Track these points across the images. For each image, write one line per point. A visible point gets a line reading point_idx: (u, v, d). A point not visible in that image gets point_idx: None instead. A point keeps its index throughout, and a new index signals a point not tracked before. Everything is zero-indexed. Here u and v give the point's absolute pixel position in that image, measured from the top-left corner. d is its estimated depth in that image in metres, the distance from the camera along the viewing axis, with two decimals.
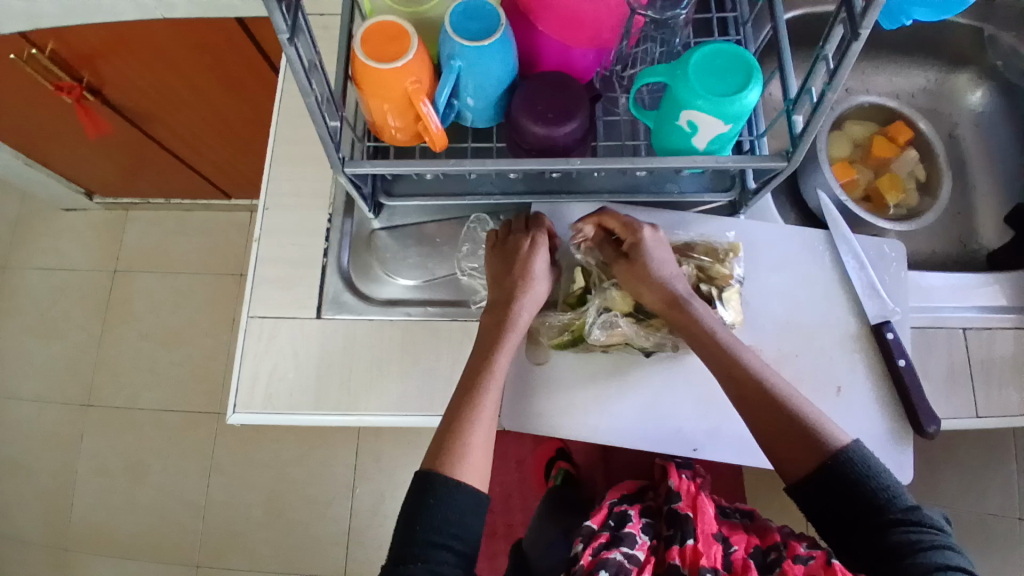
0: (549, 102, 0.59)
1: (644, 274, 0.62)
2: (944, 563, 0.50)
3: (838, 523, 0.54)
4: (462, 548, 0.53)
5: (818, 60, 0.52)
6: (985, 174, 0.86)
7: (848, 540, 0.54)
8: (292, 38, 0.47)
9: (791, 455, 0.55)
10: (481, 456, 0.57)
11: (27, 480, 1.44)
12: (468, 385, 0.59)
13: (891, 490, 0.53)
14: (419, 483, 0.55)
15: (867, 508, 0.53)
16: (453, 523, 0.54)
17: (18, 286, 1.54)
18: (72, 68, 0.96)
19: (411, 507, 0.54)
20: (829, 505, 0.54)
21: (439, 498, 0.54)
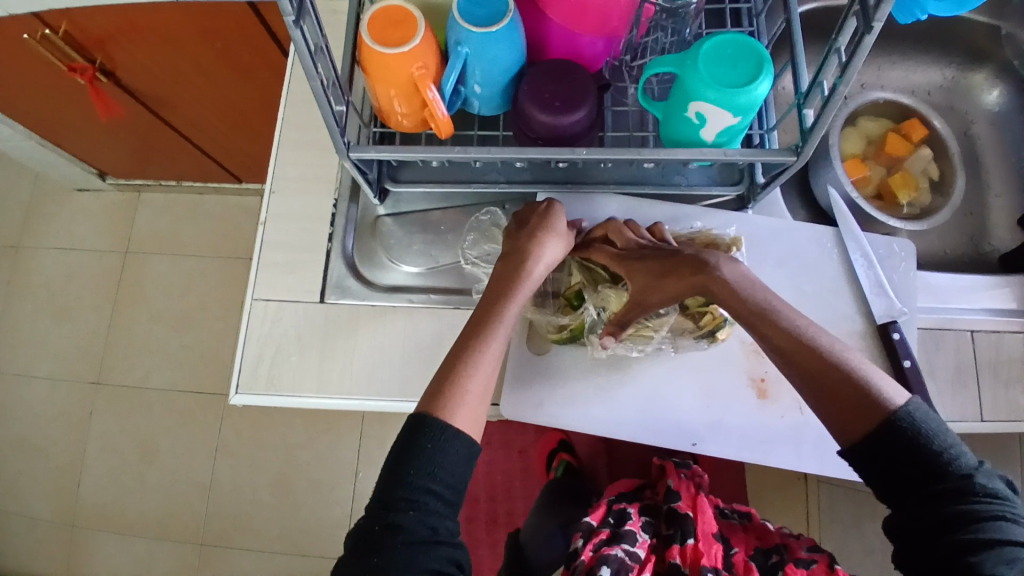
0: (556, 90, 0.59)
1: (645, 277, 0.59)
2: (1006, 541, 0.42)
3: (885, 485, 0.46)
4: (451, 498, 0.50)
5: (832, 52, 0.51)
6: (1000, 174, 0.85)
7: (893, 505, 0.47)
8: (297, 21, 0.47)
9: (845, 409, 0.47)
10: (478, 402, 0.53)
11: (38, 455, 1.47)
12: (472, 331, 0.56)
13: (955, 455, 0.45)
14: (412, 426, 0.51)
15: (921, 471, 0.45)
16: (445, 471, 0.50)
17: (32, 266, 1.56)
18: (85, 50, 0.96)
19: (400, 452, 0.50)
20: (880, 466, 0.46)
21: (436, 444, 0.50)
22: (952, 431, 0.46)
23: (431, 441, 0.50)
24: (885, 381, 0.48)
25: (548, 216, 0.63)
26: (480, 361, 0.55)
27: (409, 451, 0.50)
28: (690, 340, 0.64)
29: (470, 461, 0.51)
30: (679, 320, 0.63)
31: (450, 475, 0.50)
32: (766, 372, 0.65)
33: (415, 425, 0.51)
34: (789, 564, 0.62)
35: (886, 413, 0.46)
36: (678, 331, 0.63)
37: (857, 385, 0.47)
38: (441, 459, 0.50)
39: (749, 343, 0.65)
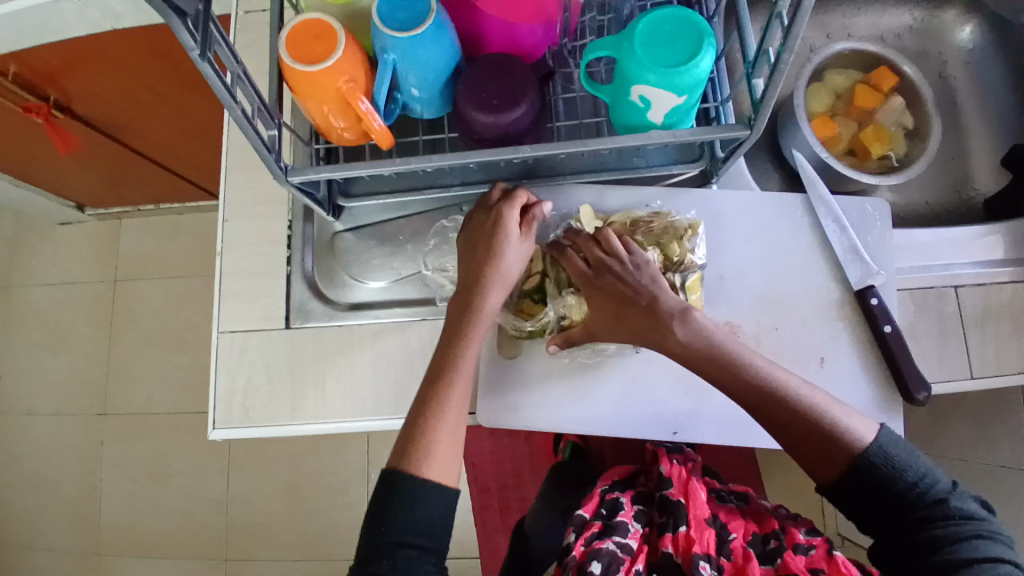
0: (494, 88, 0.56)
1: (615, 301, 0.58)
2: (980, 557, 0.50)
3: (867, 517, 0.55)
4: (428, 546, 0.52)
5: (773, 18, 0.48)
6: (980, 116, 0.81)
7: (876, 534, 0.55)
8: (204, 53, 0.45)
9: (824, 462, 0.54)
10: (447, 459, 0.54)
11: (55, 488, 1.50)
12: (436, 381, 0.57)
13: (924, 485, 0.53)
14: (385, 483, 0.53)
15: (895, 503, 0.53)
16: (419, 523, 0.52)
17: (24, 303, 1.57)
18: (36, 88, 0.94)
19: (378, 507, 0.53)
20: (859, 504, 0.55)
21: (406, 499, 0.52)
22: (919, 462, 0.54)
23: (403, 497, 0.52)
24: (851, 423, 0.55)
25: (500, 236, 0.59)
26: (445, 421, 0.55)
27: (385, 506, 0.52)
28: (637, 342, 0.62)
29: (447, 508, 0.54)
30: None
31: (426, 526, 0.52)
32: None
33: (387, 480, 0.53)
34: (788, 551, 0.60)
35: (857, 460, 0.53)
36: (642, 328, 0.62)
37: (831, 436, 0.54)
38: (415, 514, 0.52)
39: (722, 323, 0.64)
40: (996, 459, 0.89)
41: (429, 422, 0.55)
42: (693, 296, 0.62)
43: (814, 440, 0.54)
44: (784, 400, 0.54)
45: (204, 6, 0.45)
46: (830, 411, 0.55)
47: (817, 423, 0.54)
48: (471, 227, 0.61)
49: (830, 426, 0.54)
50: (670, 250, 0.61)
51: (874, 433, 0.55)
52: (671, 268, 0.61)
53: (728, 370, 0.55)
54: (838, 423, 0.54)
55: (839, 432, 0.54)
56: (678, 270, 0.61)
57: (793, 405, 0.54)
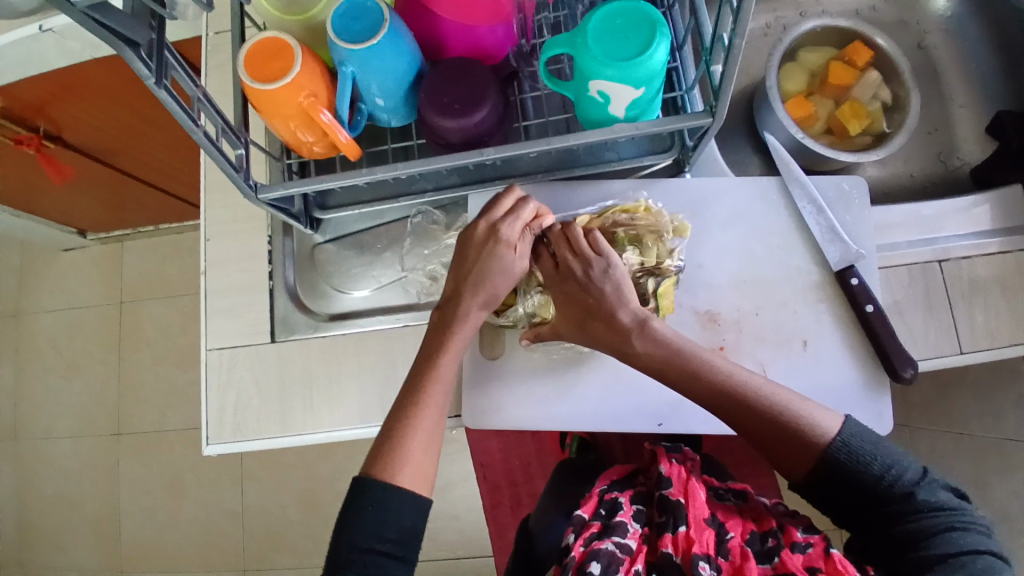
0: (454, 92, 0.56)
1: (583, 314, 0.57)
2: (957, 552, 0.50)
3: (842, 514, 0.55)
4: (399, 551, 0.52)
5: (724, 4, 0.47)
6: (961, 83, 0.80)
7: (854, 528, 0.56)
8: (161, 80, 0.45)
9: (791, 462, 0.55)
10: (425, 462, 0.55)
11: (75, 510, 1.53)
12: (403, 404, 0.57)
13: (895, 479, 0.53)
14: (355, 490, 0.53)
15: (867, 498, 0.54)
16: (389, 528, 0.52)
17: (36, 331, 1.60)
18: (26, 121, 0.96)
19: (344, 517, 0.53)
20: (833, 501, 0.55)
21: (376, 503, 0.52)
22: (890, 455, 0.54)
23: (372, 498, 0.53)
24: (817, 418, 0.55)
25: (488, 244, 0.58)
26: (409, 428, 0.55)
27: (353, 513, 0.52)
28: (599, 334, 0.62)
29: (417, 513, 0.54)
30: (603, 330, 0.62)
31: (395, 529, 0.53)
32: (725, 340, 0.63)
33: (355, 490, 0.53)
34: (786, 550, 0.59)
35: (824, 459, 0.54)
36: None
37: (800, 437, 0.54)
38: (385, 517, 0.52)
39: (703, 312, 0.64)
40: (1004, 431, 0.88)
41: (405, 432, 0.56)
42: (665, 300, 0.61)
43: (782, 442, 0.55)
44: (752, 398, 0.55)
45: (157, 35, 0.46)
46: (797, 409, 0.55)
47: (784, 421, 0.54)
48: (466, 235, 0.60)
49: (797, 427, 0.54)
50: (649, 254, 0.59)
51: (840, 428, 0.55)
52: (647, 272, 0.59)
53: (698, 377, 0.56)
54: (802, 419, 0.55)
55: (805, 431, 0.54)
56: (654, 275, 0.59)
57: (759, 404, 0.55)
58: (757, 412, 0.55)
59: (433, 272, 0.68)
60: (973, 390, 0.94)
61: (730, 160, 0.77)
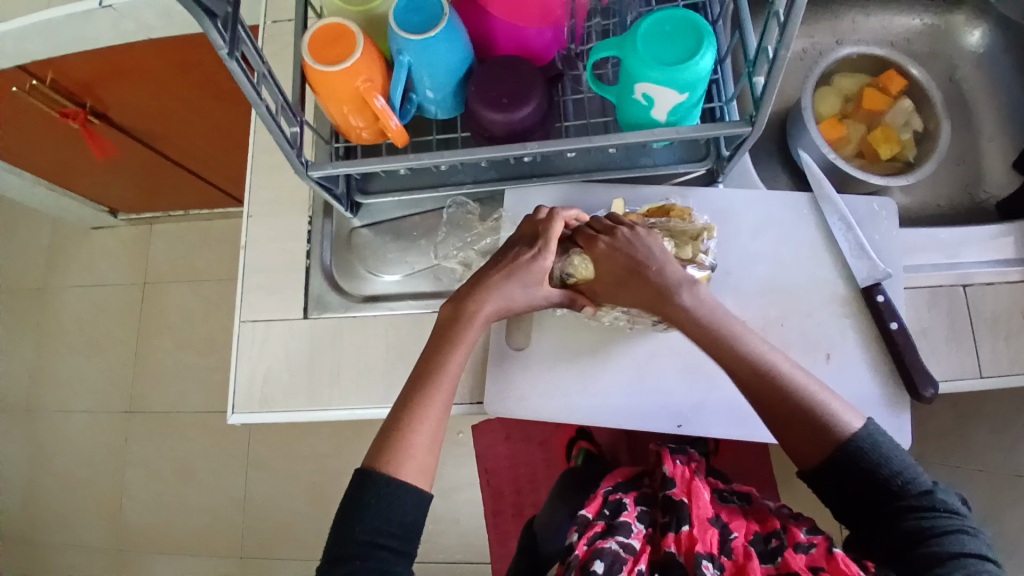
0: (503, 87, 0.59)
1: (631, 275, 0.60)
2: (965, 552, 0.51)
3: (851, 509, 0.55)
4: (400, 546, 0.54)
5: (771, 17, 0.49)
6: (992, 117, 0.82)
7: (859, 524, 0.56)
8: (233, 52, 0.48)
9: (805, 449, 0.55)
10: (426, 454, 0.56)
11: (82, 485, 1.55)
12: (409, 400, 0.58)
13: (907, 476, 0.54)
14: (359, 483, 0.55)
15: (878, 492, 0.54)
16: (391, 522, 0.54)
17: (60, 306, 1.64)
18: (73, 96, 1.00)
19: (345, 514, 0.54)
20: (843, 495, 0.55)
21: (380, 499, 0.54)
22: (900, 452, 0.55)
23: (376, 494, 0.54)
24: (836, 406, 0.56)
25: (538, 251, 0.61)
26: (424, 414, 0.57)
27: (354, 509, 0.53)
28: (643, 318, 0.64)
29: (419, 509, 0.55)
30: None
31: (397, 525, 0.54)
32: None
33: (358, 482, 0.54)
34: (789, 550, 0.58)
35: (840, 449, 0.54)
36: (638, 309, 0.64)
37: (817, 425, 0.55)
38: (390, 512, 0.54)
39: None
40: None
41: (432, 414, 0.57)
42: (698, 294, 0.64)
43: (801, 425, 0.55)
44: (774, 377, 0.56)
45: (233, 10, 0.48)
46: (816, 394, 0.56)
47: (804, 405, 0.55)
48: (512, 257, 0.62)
49: (816, 415, 0.55)
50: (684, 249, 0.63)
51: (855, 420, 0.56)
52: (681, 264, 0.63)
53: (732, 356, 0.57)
54: (821, 406, 0.55)
55: (823, 419, 0.55)
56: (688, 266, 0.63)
57: (780, 384, 0.56)
58: (780, 397, 0.55)
59: (466, 259, 0.71)
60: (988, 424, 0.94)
61: (760, 176, 0.79)
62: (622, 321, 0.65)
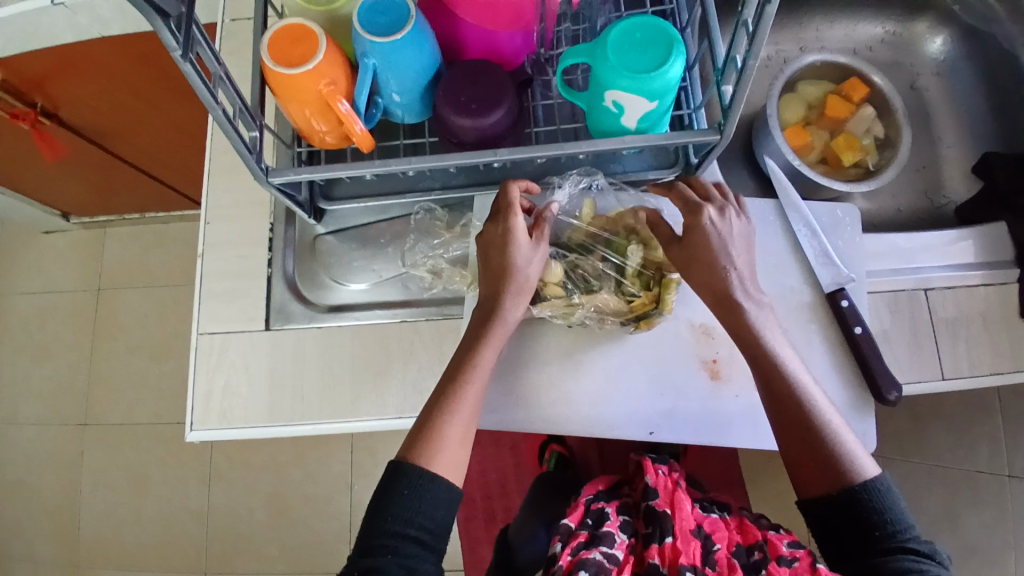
0: (473, 92, 0.58)
1: (698, 262, 0.58)
2: None
3: (836, 540, 0.55)
4: (431, 541, 0.52)
5: (740, 26, 0.49)
6: (950, 124, 0.85)
7: (838, 563, 0.55)
8: (187, 54, 0.46)
9: (810, 476, 0.55)
10: (457, 452, 0.55)
11: (31, 500, 1.47)
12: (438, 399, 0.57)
13: (897, 521, 0.53)
14: (392, 474, 0.54)
15: (864, 528, 0.54)
16: (422, 516, 0.52)
17: (7, 312, 1.55)
18: (24, 95, 0.94)
19: (379, 502, 0.53)
20: (830, 526, 0.55)
21: (412, 490, 0.53)
22: (894, 495, 0.54)
23: (407, 486, 0.53)
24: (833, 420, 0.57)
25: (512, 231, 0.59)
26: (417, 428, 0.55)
27: (387, 498, 0.53)
28: (613, 321, 0.64)
29: (451, 505, 0.54)
30: (611, 301, 0.62)
31: (431, 519, 0.53)
32: (717, 354, 0.65)
33: (391, 475, 0.54)
34: (771, 563, 0.58)
35: (839, 479, 0.54)
36: (605, 309, 0.62)
37: (826, 453, 0.55)
38: (418, 503, 0.52)
39: (698, 325, 0.66)
40: (976, 463, 0.91)
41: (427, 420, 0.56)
42: (668, 295, 0.62)
43: (795, 430, 0.56)
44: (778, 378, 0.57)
45: (188, 9, 0.45)
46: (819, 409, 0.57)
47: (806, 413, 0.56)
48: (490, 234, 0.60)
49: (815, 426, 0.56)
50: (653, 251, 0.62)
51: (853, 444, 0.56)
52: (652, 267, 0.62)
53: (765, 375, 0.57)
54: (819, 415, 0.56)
55: (831, 449, 0.55)
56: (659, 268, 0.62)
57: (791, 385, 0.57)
58: (797, 420, 0.56)
59: (436, 265, 0.68)
60: (946, 422, 0.97)
61: (729, 181, 0.79)
62: (593, 325, 0.65)
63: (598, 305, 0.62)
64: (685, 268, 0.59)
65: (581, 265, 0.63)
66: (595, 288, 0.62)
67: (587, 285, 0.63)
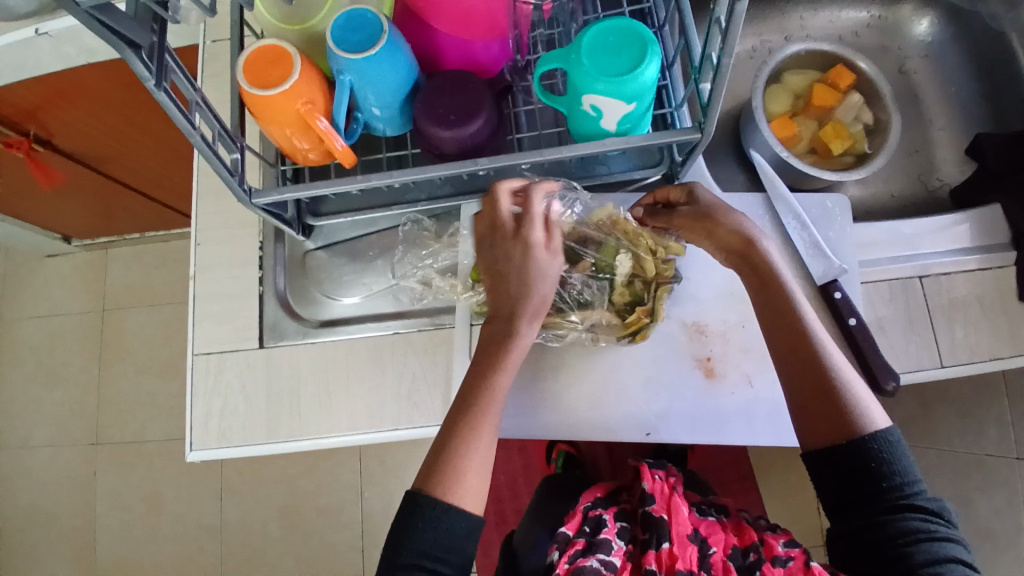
0: (451, 103, 0.58)
1: (709, 218, 0.60)
2: (941, 554, 0.49)
3: (841, 495, 0.53)
4: (452, 570, 0.51)
5: (713, 24, 0.49)
6: (940, 106, 0.84)
7: (840, 517, 0.54)
8: (161, 83, 0.46)
9: (820, 424, 0.54)
10: (477, 476, 0.54)
11: (48, 522, 1.49)
12: (454, 422, 0.55)
13: (905, 477, 0.52)
14: (408, 506, 0.53)
15: (871, 483, 0.52)
16: (442, 544, 0.51)
17: (15, 338, 1.57)
18: (17, 125, 0.95)
19: (398, 530, 0.52)
20: (839, 480, 0.53)
21: (420, 507, 0.52)
22: (904, 449, 0.53)
23: (423, 517, 0.52)
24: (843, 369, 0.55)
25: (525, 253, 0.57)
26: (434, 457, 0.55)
27: (406, 526, 0.52)
28: (610, 335, 0.65)
29: (472, 533, 0.53)
30: (607, 317, 0.64)
31: (449, 551, 0.52)
32: (711, 351, 0.65)
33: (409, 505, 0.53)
34: (766, 564, 0.59)
35: (849, 428, 0.53)
36: (606, 325, 0.64)
37: (839, 402, 0.53)
38: (436, 531, 0.51)
39: (690, 323, 0.66)
40: (984, 447, 0.90)
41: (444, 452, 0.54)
42: (660, 303, 0.64)
43: (806, 379, 0.55)
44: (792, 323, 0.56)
45: (158, 38, 0.46)
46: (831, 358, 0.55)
47: (817, 363, 0.54)
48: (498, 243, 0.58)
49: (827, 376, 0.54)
50: (647, 265, 0.63)
51: (863, 394, 0.55)
52: (649, 279, 0.64)
53: (776, 320, 0.57)
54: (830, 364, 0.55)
55: (843, 396, 0.54)
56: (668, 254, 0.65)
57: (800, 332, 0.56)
58: (808, 365, 0.55)
59: (426, 276, 0.69)
60: (953, 406, 0.96)
61: (718, 176, 0.79)
62: (589, 338, 0.65)
63: (595, 320, 0.64)
64: (700, 232, 0.61)
65: (577, 284, 0.63)
66: (593, 305, 0.63)
67: (584, 304, 0.63)
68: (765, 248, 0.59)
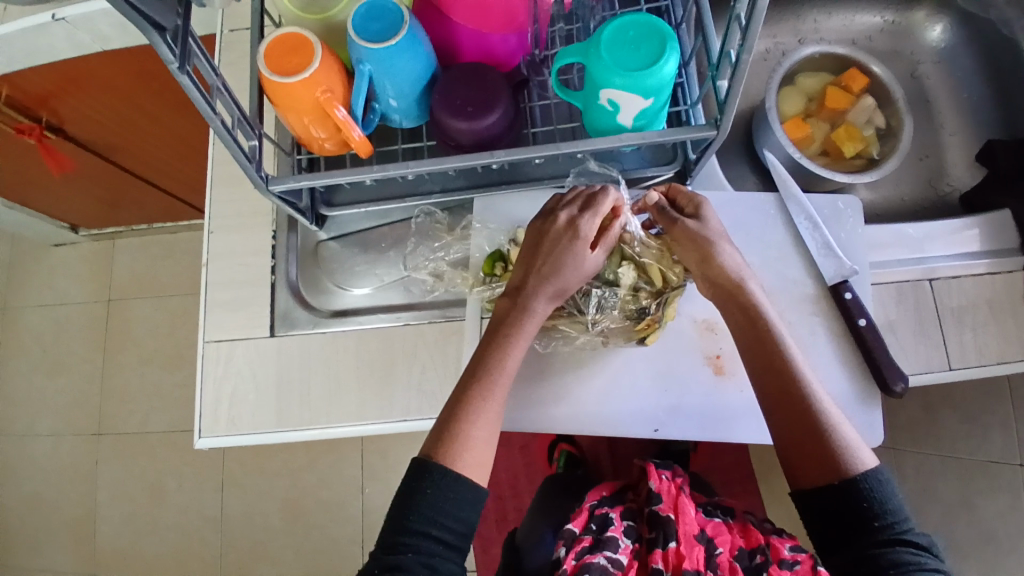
0: (467, 95, 0.58)
1: (705, 249, 0.59)
2: None
3: (833, 535, 0.52)
4: (455, 541, 0.52)
5: (733, 21, 0.49)
6: (951, 111, 0.84)
7: (832, 558, 0.53)
8: (184, 66, 0.46)
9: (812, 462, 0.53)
10: (485, 450, 0.55)
11: (49, 510, 1.49)
12: (461, 394, 0.56)
13: (894, 515, 0.52)
14: (416, 471, 0.53)
15: (863, 522, 0.51)
16: (446, 515, 0.52)
17: (21, 326, 1.58)
18: (30, 110, 0.95)
19: (404, 496, 0.52)
20: (828, 518, 0.52)
21: (419, 494, 0.52)
22: (892, 487, 0.53)
23: (434, 486, 0.52)
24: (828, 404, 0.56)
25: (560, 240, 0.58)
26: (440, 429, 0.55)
27: (412, 496, 0.52)
28: (618, 335, 0.64)
29: (476, 506, 0.53)
30: (618, 321, 0.63)
31: (456, 520, 0.52)
32: (721, 349, 0.65)
33: (417, 471, 0.53)
34: (774, 568, 0.59)
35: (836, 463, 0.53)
36: (616, 329, 0.64)
37: (825, 439, 0.53)
38: (442, 502, 0.52)
39: (701, 320, 0.66)
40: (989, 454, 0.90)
41: (447, 433, 0.54)
42: (670, 309, 0.63)
43: (790, 416, 0.55)
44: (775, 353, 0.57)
45: (183, 22, 0.46)
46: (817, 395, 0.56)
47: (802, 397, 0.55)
48: (542, 227, 0.59)
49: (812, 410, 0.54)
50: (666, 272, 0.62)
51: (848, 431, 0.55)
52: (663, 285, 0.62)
53: (765, 357, 0.57)
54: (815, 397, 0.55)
55: (830, 436, 0.54)
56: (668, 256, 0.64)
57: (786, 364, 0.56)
58: (793, 398, 0.55)
59: (438, 268, 0.69)
60: (959, 411, 0.96)
61: (729, 175, 0.79)
62: (599, 338, 0.64)
63: (606, 325, 0.63)
64: (697, 256, 0.60)
65: (599, 290, 0.61)
66: (607, 311, 0.62)
67: (601, 309, 0.61)
68: (749, 286, 0.59)
